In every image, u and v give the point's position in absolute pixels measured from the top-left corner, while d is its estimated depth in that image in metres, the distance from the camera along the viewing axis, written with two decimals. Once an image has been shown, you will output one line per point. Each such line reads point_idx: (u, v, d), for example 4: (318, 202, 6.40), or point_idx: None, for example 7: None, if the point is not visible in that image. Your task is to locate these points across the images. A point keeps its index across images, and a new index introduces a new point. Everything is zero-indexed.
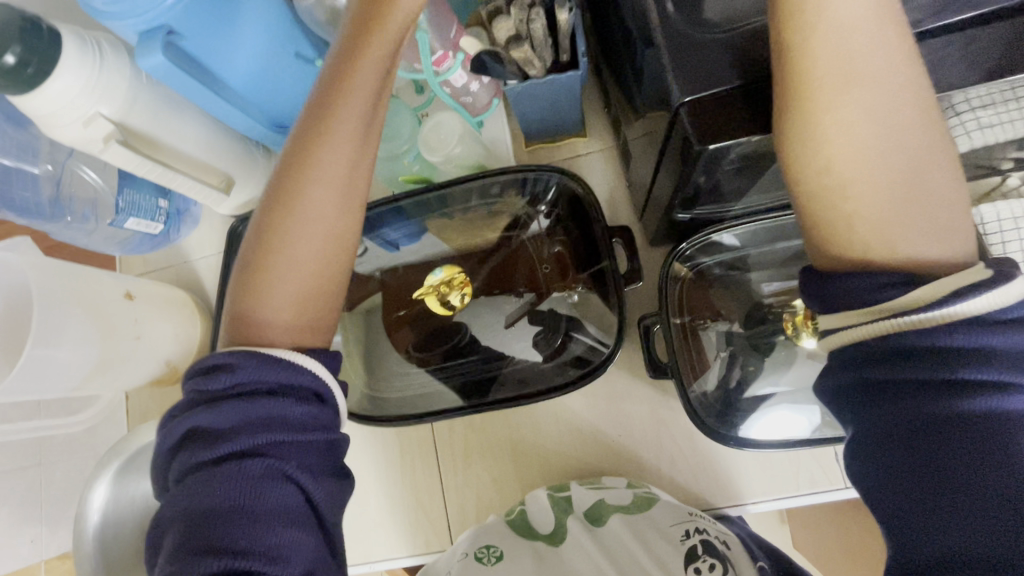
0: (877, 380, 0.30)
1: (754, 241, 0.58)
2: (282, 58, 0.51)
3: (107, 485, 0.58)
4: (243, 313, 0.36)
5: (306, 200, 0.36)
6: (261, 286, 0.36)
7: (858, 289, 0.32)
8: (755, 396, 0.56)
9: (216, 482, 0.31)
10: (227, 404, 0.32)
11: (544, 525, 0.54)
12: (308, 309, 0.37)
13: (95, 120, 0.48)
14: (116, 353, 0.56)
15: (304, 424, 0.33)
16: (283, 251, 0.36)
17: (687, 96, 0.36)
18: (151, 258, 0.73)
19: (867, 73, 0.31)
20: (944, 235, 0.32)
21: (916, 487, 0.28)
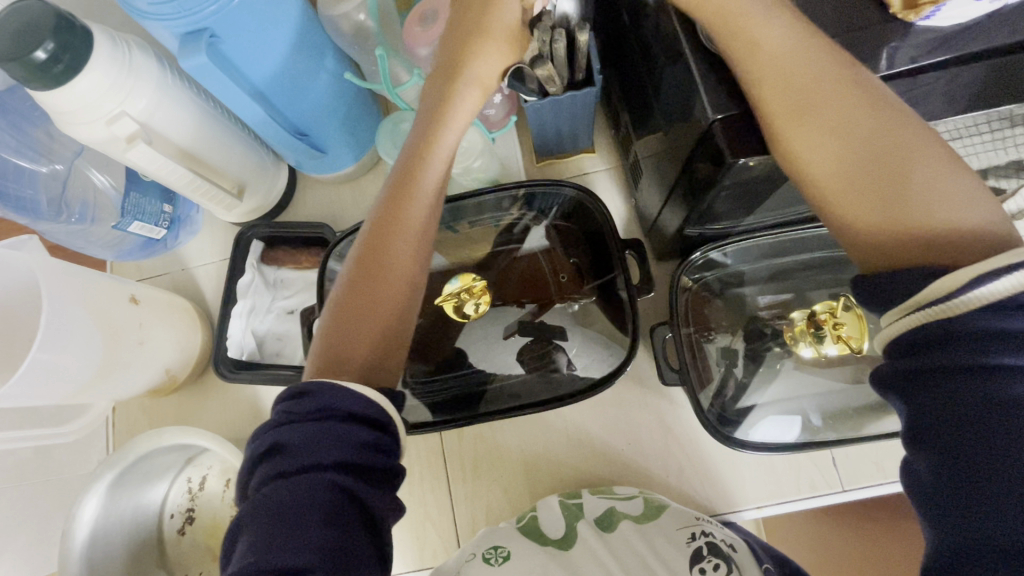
0: (914, 370, 0.32)
1: (750, 258, 0.60)
2: (311, 69, 0.52)
3: (98, 501, 0.54)
4: (332, 344, 0.39)
5: (393, 242, 0.41)
6: (352, 317, 0.40)
7: (898, 283, 0.34)
8: (748, 406, 0.58)
9: (287, 490, 0.32)
10: (301, 424, 0.34)
11: (553, 530, 0.54)
12: (383, 341, 0.40)
13: (120, 120, 0.47)
14: (117, 359, 0.54)
15: (365, 448, 0.34)
16: (373, 288, 0.41)
17: (719, 115, 0.38)
18: (146, 265, 0.70)
19: (831, 103, 0.36)
20: (973, 216, 0.34)
21: (963, 474, 0.28)
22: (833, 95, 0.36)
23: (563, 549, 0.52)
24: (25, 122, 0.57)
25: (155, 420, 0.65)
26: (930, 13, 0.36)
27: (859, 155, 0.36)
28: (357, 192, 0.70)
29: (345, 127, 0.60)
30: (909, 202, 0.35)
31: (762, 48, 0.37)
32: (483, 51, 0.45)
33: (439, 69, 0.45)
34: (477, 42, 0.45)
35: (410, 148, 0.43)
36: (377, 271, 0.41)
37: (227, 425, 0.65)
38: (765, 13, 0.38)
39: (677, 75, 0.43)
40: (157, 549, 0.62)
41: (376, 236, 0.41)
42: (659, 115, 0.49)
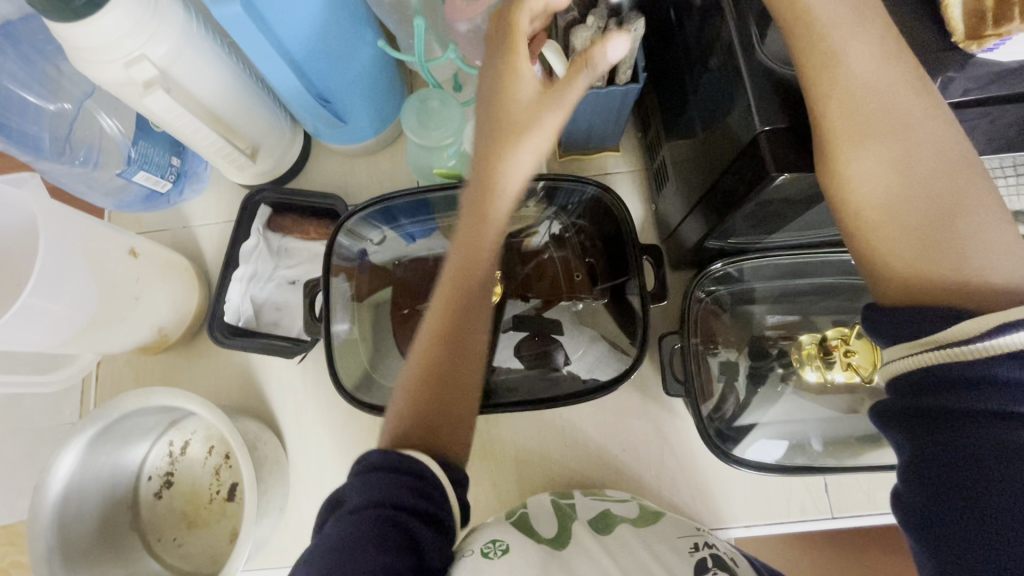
0: (910, 407, 0.32)
1: (764, 276, 0.60)
2: (344, 34, 0.51)
3: (77, 455, 0.52)
4: (421, 421, 0.40)
5: (467, 302, 0.43)
6: (422, 392, 0.41)
7: (921, 321, 0.33)
8: (746, 424, 0.58)
9: (344, 532, 0.33)
10: (359, 478, 0.36)
11: (545, 528, 0.52)
12: (452, 411, 0.41)
13: (138, 63, 0.45)
14: (110, 311, 0.52)
15: (418, 499, 0.35)
16: (447, 354, 0.42)
17: (767, 126, 0.37)
18: (146, 219, 0.68)
19: (885, 134, 0.35)
20: (1008, 261, 0.33)
21: (962, 514, 0.29)
22: (899, 125, 0.35)
23: (556, 547, 0.48)
24: (36, 54, 0.55)
25: (141, 378, 0.64)
26: (994, 46, 0.34)
27: (914, 189, 0.35)
28: (370, 168, 0.68)
29: (367, 97, 0.58)
30: (950, 241, 0.34)
31: (827, 59, 0.36)
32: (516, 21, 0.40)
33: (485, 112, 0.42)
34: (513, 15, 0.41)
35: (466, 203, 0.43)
36: (447, 347, 0.42)
37: (216, 391, 0.63)
38: (837, 22, 0.35)
39: (723, 82, 0.42)
40: (132, 511, 0.60)
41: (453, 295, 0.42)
42: (695, 122, 0.48)
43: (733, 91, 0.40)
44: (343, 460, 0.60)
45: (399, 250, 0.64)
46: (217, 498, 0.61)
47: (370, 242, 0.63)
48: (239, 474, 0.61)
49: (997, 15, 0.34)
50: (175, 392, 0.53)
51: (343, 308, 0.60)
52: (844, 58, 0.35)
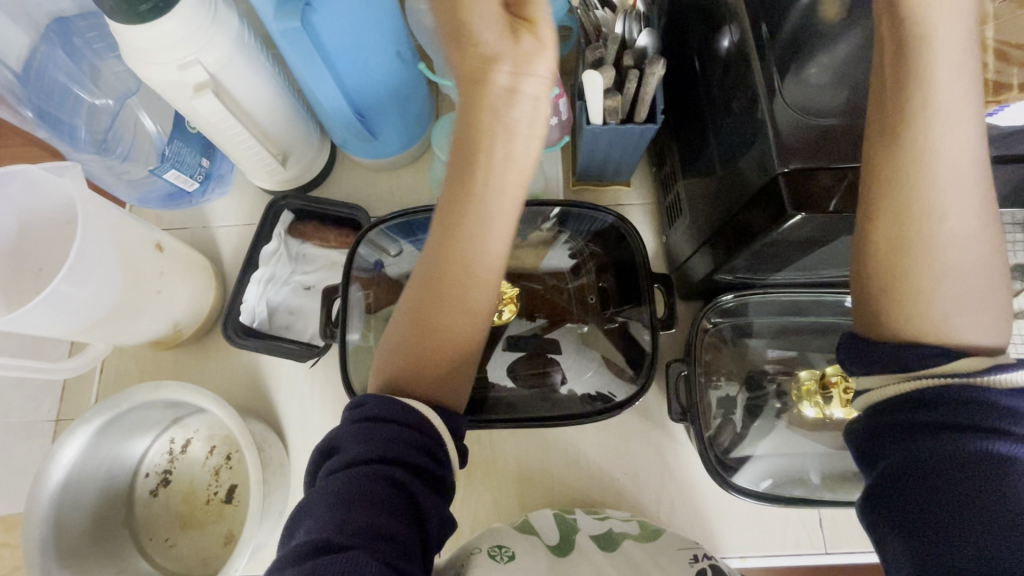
0: (890, 423, 0.36)
1: (765, 311, 0.62)
2: (387, 55, 0.53)
3: (79, 446, 0.52)
4: (411, 379, 0.42)
5: (467, 265, 0.43)
6: (423, 349, 0.42)
7: (911, 355, 0.37)
8: (744, 454, 0.59)
9: (339, 480, 0.34)
10: (358, 425, 0.37)
11: (551, 537, 0.54)
12: (451, 366, 0.43)
13: (192, 67, 0.47)
14: (131, 303, 0.52)
15: (412, 452, 0.36)
16: (440, 311, 0.43)
17: (787, 168, 0.40)
18: (167, 215, 0.69)
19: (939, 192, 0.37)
20: (991, 330, 0.37)
21: (926, 511, 0.33)
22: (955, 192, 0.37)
23: (559, 554, 0.51)
24: (87, 50, 0.58)
25: (148, 374, 0.64)
26: (994, 110, 0.38)
27: (944, 243, 0.37)
28: (392, 183, 0.71)
29: (399, 113, 0.61)
30: (951, 293, 0.37)
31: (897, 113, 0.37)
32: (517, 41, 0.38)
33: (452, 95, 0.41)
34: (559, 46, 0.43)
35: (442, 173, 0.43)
36: (440, 306, 0.43)
37: (223, 391, 0.63)
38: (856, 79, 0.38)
39: (745, 127, 0.45)
40: (126, 507, 0.59)
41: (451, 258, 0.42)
42: (714, 161, 0.51)
43: (755, 135, 0.43)
44: None
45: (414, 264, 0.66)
46: (215, 499, 0.60)
47: (388, 254, 0.65)
48: (239, 475, 0.61)
49: (994, 87, 0.37)
50: (188, 388, 0.53)
51: (357, 315, 0.61)
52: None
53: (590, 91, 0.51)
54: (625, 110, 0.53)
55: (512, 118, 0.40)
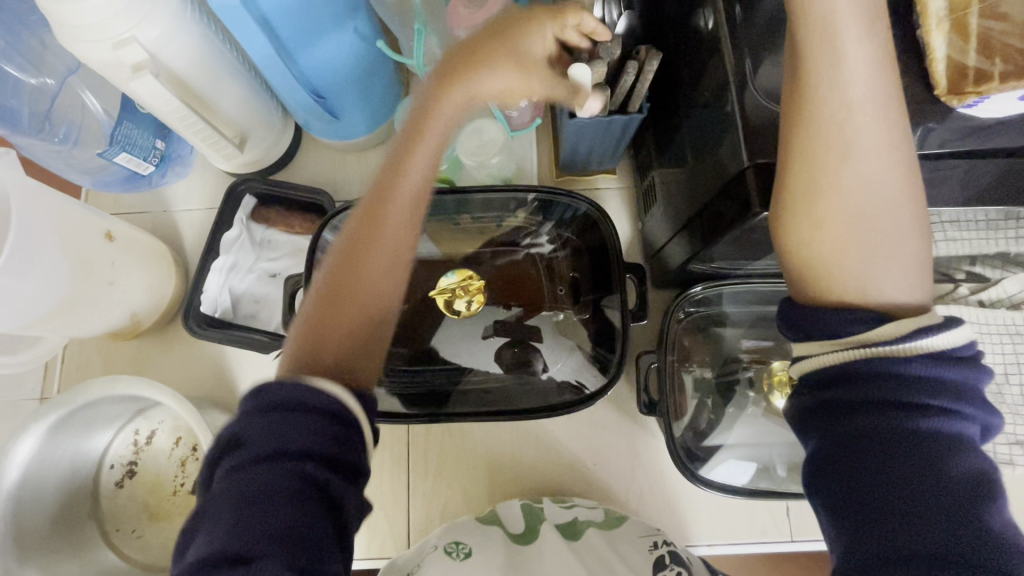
0: (822, 401, 0.34)
1: (742, 300, 0.61)
2: (341, 33, 0.50)
3: (35, 443, 0.51)
4: (318, 342, 0.36)
5: (394, 198, 0.38)
6: (337, 310, 0.37)
7: (840, 321, 0.34)
8: (713, 444, 0.59)
9: (241, 485, 0.29)
10: (257, 416, 0.31)
11: (515, 526, 0.55)
12: (363, 332, 0.38)
13: (128, 46, 0.43)
14: (82, 296, 0.50)
15: (323, 441, 0.31)
16: (359, 264, 0.38)
17: (756, 161, 0.38)
18: (125, 199, 0.66)
19: (862, 145, 0.33)
20: (913, 283, 0.34)
21: (867, 494, 0.31)
22: (870, 145, 0.33)
23: (521, 544, 0.52)
24: (20, 27, 0.53)
25: (111, 364, 0.62)
26: (974, 102, 0.35)
27: (859, 198, 0.33)
28: (361, 166, 0.68)
29: (362, 95, 0.58)
30: (872, 251, 0.34)
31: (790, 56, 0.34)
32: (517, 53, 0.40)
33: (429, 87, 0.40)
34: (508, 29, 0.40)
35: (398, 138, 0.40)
36: (362, 259, 0.38)
37: (188, 382, 0.62)
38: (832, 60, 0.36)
39: (717, 114, 0.43)
40: (91, 498, 0.58)
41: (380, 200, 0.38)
42: (688, 149, 0.49)
43: (727, 123, 0.41)
44: None
45: None
46: (181, 491, 0.59)
47: None
48: (206, 467, 0.60)
49: (975, 76, 0.35)
50: (146, 382, 0.52)
51: None
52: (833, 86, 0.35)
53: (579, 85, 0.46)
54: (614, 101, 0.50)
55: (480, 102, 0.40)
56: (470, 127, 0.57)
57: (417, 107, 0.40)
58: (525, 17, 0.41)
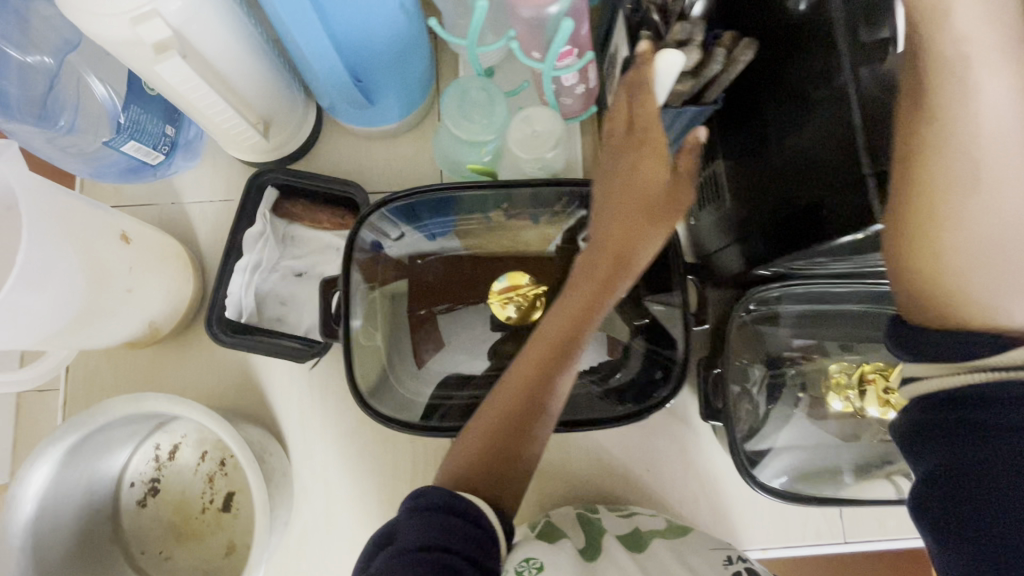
0: (936, 417, 0.33)
1: (800, 299, 0.57)
2: (388, 8, 0.44)
3: (52, 469, 0.46)
4: (472, 475, 0.42)
5: (535, 423, 0.44)
6: (491, 445, 0.43)
7: (961, 345, 0.32)
8: (767, 447, 0.57)
9: (400, 567, 0.34)
10: (413, 515, 0.38)
11: (576, 537, 0.52)
12: (507, 464, 0.43)
13: (150, 21, 0.37)
14: (99, 307, 0.45)
15: (466, 542, 0.37)
16: (510, 432, 0.44)
17: (877, 167, 0.35)
18: (127, 190, 0.60)
19: (990, 166, 0.30)
20: None
21: (987, 520, 0.30)
22: (1000, 161, 0.30)
23: (588, 558, 0.49)
24: None
25: (123, 373, 0.57)
26: None
27: (988, 224, 0.31)
28: (389, 154, 0.62)
29: (400, 77, 0.53)
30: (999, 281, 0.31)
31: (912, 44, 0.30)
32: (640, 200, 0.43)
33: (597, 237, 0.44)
34: (649, 168, 0.43)
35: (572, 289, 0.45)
36: (512, 408, 0.44)
37: (211, 391, 0.57)
38: None
39: (817, 108, 0.39)
40: (112, 519, 0.54)
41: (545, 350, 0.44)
42: (770, 140, 0.45)
43: (835, 121, 0.38)
44: (355, 470, 0.57)
45: (418, 249, 0.60)
46: (211, 508, 0.56)
47: (388, 237, 0.58)
48: (237, 482, 0.56)
49: None
50: (174, 400, 0.47)
51: (359, 300, 0.55)
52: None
53: (658, 75, 0.41)
54: (692, 91, 0.44)
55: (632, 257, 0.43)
56: (519, 116, 0.52)
57: (586, 264, 0.44)
58: (645, 169, 0.43)
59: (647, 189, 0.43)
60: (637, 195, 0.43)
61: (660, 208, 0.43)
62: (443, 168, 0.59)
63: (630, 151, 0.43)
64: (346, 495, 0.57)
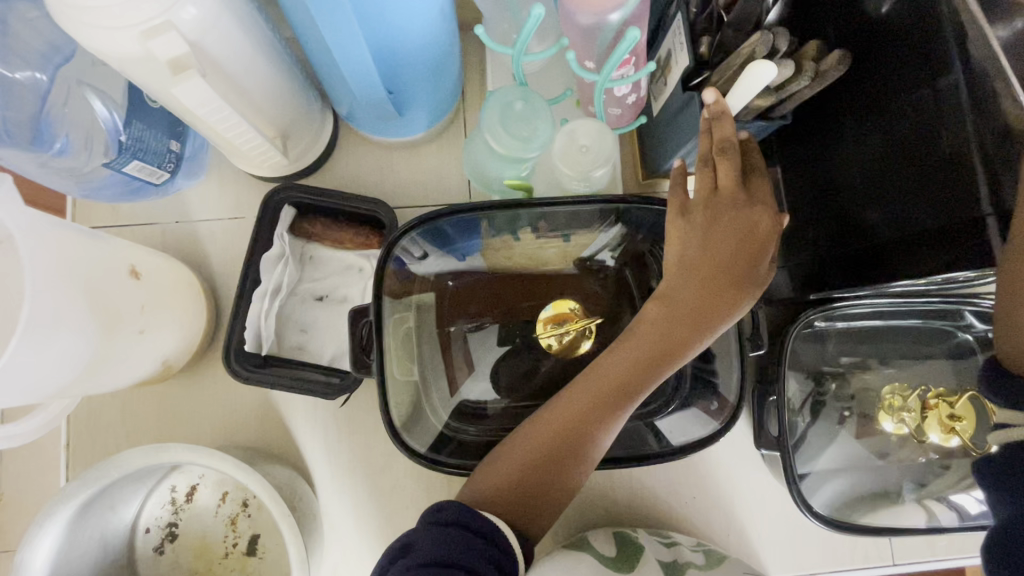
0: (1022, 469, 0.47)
1: (852, 316, 0.55)
2: (428, 13, 0.40)
3: (63, 529, 0.42)
4: (502, 500, 0.41)
5: (579, 461, 0.42)
6: (528, 473, 0.42)
7: None
8: (817, 471, 0.55)
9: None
10: (427, 529, 0.38)
11: (611, 554, 0.50)
12: (539, 494, 0.42)
13: (165, 35, 0.32)
14: (111, 351, 0.41)
15: (479, 557, 0.37)
16: (548, 461, 0.42)
17: (999, 209, 0.33)
18: (125, 209, 0.54)
19: None
20: None
21: None
22: None
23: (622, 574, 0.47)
24: None
25: (131, 410, 0.53)
26: None
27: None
28: (413, 165, 0.58)
29: (433, 85, 0.48)
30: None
31: None
32: (726, 250, 0.40)
33: (680, 291, 0.41)
34: (740, 220, 0.40)
35: (646, 335, 0.42)
36: (556, 437, 0.42)
37: (229, 427, 0.53)
38: None
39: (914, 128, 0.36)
40: (127, 569, 0.50)
41: (606, 386, 0.42)
42: (848, 159, 0.42)
43: (948, 148, 0.34)
44: (388, 507, 0.53)
45: (447, 268, 0.56)
46: (235, 552, 0.52)
47: (414, 258, 0.53)
48: (262, 524, 0.52)
49: None
50: (196, 449, 0.43)
51: (391, 329, 0.51)
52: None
53: (741, 89, 0.37)
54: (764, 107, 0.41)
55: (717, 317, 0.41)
56: (565, 129, 0.47)
57: (664, 313, 0.42)
58: (738, 222, 0.40)
59: (746, 235, 0.40)
60: (731, 246, 0.40)
61: (749, 271, 0.40)
62: (472, 180, 0.54)
63: (726, 207, 0.40)
64: (379, 535, 0.53)
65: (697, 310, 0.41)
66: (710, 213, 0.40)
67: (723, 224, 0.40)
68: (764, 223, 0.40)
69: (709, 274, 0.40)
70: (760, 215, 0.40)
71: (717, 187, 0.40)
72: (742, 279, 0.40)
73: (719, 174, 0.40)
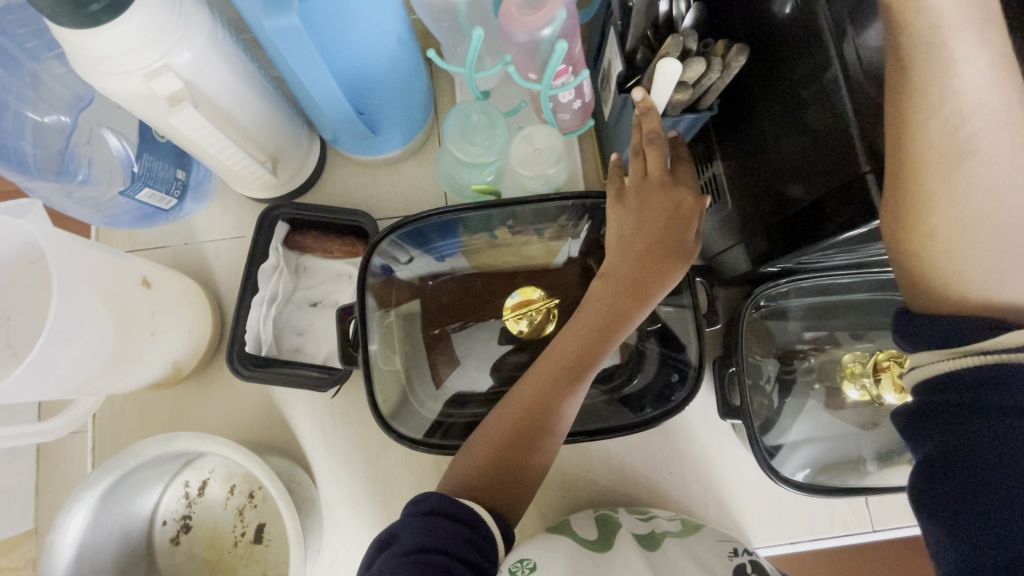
0: (936, 405, 0.33)
1: (809, 292, 0.58)
2: (388, 44, 0.46)
3: (88, 513, 0.47)
4: (475, 480, 0.45)
5: (547, 435, 0.46)
6: (500, 452, 0.46)
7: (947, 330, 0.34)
8: (788, 440, 0.58)
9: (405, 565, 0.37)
10: (411, 518, 0.41)
11: (590, 535, 0.52)
12: (514, 472, 0.45)
13: (162, 75, 0.39)
14: (126, 350, 0.46)
15: (463, 537, 0.40)
16: (518, 441, 0.46)
17: (876, 165, 0.36)
18: (140, 235, 0.61)
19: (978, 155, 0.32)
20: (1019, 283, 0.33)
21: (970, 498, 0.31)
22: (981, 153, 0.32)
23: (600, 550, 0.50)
24: (26, 57, 0.48)
25: (148, 413, 0.58)
26: None
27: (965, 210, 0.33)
28: (394, 179, 0.64)
29: (401, 106, 0.54)
30: (990, 263, 0.33)
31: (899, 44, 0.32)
32: (656, 226, 0.46)
33: (622, 266, 0.47)
34: (669, 200, 0.47)
35: (597, 309, 0.47)
36: (523, 416, 0.46)
37: (236, 426, 0.58)
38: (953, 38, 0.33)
39: (815, 109, 0.40)
40: (147, 560, 0.55)
41: (565, 361, 0.47)
42: (767, 142, 0.46)
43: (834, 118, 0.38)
44: (382, 494, 0.57)
45: (429, 270, 0.61)
46: (243, 541, 0.56)
47: (398, 262, 0.59)
48: (267, 513, 0.56)
49: None
50: (203, 436, 0.48)
51: (376, 326, 0.56)
52: (958, 88, 0.32)
53: (658, 84, 0.42)
54: (688, 100, 0.46)
55: (659, 286, 0.46)
56: (520, 134, 0.53)
57: (611, 288, 0.47)
58: (668, 201, 0.47)
59: (673, 210, 0.46)
60: (659, 222, 0.46)
61: (677, 242, 0.47)
62: (446, 189, 0.60)
63: (655, 188, 0.47)
64: (375, 520, 0.56)
65: (635, 279, 0.46)
66: (641, 193, 0.47)
67: (653, 203, 0.47)
68: (687, 200, 0.47)
69: (647, 248, 0.46)
70: (684, 194, 0.47)
71: (647, 173, 0.47)
72: (670, 249, 0.46)
73: (648, 162, 0.47)
